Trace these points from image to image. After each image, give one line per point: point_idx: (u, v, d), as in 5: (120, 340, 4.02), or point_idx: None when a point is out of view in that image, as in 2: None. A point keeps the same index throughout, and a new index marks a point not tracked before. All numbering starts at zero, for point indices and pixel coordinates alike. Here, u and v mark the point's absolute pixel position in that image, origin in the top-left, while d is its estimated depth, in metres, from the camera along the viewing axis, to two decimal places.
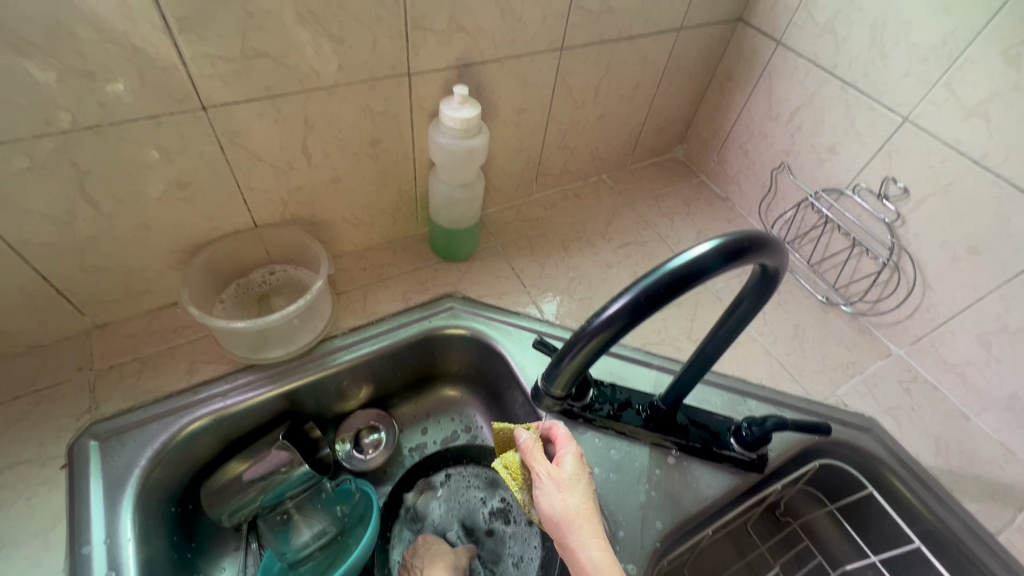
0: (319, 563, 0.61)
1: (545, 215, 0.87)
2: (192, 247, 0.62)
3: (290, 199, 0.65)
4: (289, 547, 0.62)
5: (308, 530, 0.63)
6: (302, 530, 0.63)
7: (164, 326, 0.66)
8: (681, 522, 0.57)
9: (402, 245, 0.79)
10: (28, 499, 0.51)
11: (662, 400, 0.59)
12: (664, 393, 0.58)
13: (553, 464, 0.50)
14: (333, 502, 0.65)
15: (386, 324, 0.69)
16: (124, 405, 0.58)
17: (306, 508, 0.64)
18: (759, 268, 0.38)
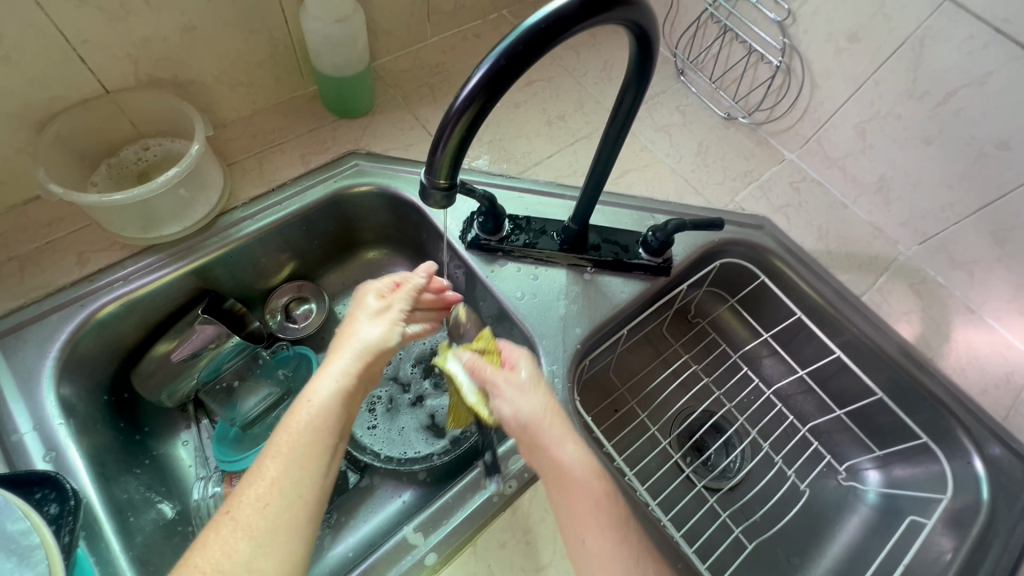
0: (270, 422, 0.65)
1: (445, 59, 0.82)
2: (36, 125, 0.55)
3: (141, 56, 0.57)
4: (237, 415, 0.65)
5: (254, 397, 0.66)
6: (248, 398, 0.66)
7: (37, 221, 0.60)
8: (599, 325, 0.63)
9: (292, 106, 0.72)
10: None
11: (575, 220, 0.62)
12: (574, 211, 0.61)
13: (509, 372, 0.51)
14: (274, 368, 0.67)
15: (289, 190, 0.66)
16: (14, 304, 0.55)
17: (247, 378, 0.66)
18: (634, 54, 0.40)
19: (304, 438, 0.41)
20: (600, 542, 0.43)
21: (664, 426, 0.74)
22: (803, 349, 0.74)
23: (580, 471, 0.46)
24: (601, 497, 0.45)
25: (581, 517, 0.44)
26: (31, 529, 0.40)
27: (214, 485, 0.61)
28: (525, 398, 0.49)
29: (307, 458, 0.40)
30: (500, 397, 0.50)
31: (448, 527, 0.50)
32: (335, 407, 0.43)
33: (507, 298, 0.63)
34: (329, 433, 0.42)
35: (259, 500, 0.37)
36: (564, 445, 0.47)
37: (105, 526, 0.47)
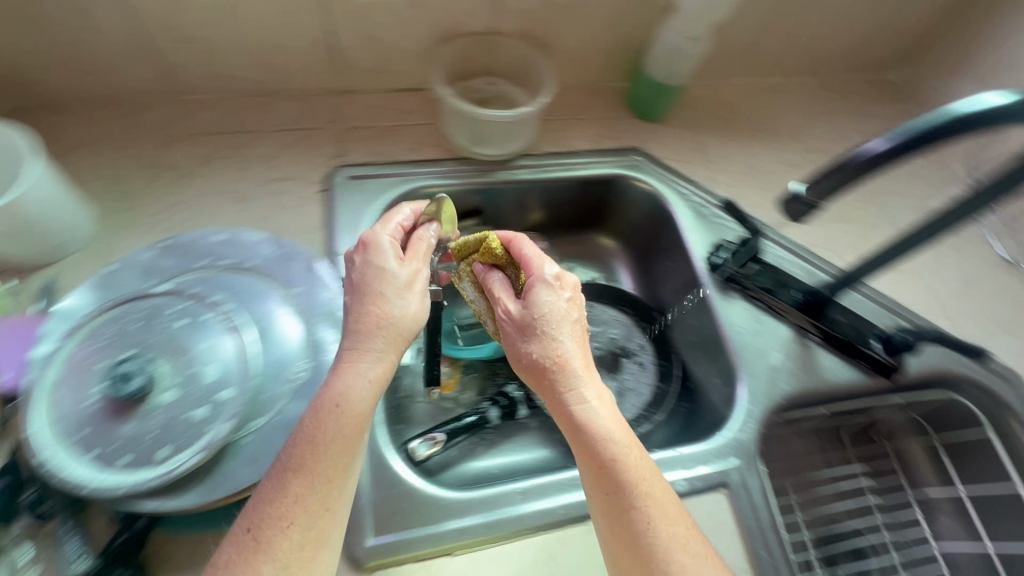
0: (477, 333, 0.75)
1: (739, 101, 0.86)
2: (439, 38, 0.69)
3: (533, 14, 0.69)
4: (455, 316, 0.75)
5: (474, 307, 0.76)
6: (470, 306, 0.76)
7: (395, 106, 0.75)
8: (805, 391, 0.63)
9: (600, 93, 0.82)
10: (297, 206, 0.65)
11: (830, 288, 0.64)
12: (836, 282, 0.63)
13: (506, 300, 0.52)
14: None
15: (576, 158, 0.76)
16: (364, 160, 0.70)
17: None
18: None
19: (334, 427, 0.40)
20: (627, 513, 0.42)
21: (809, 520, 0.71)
22: (1001, 524, 0.67)
23: (597, 428, 0.44)
24: (621, 467, 0.43)
25: (598, 486, 0.43)
26: None
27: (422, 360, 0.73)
28: (540, 346, 0.48)
29: (338, 451, 0.39)
30: (523, 340, 0.49)
31: None
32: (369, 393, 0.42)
33: (727, 326, 0.66)
34: (352, 410, 0.41)
35: (282, 519, 0.37)
36: (597, 408, 0.45)
37: None
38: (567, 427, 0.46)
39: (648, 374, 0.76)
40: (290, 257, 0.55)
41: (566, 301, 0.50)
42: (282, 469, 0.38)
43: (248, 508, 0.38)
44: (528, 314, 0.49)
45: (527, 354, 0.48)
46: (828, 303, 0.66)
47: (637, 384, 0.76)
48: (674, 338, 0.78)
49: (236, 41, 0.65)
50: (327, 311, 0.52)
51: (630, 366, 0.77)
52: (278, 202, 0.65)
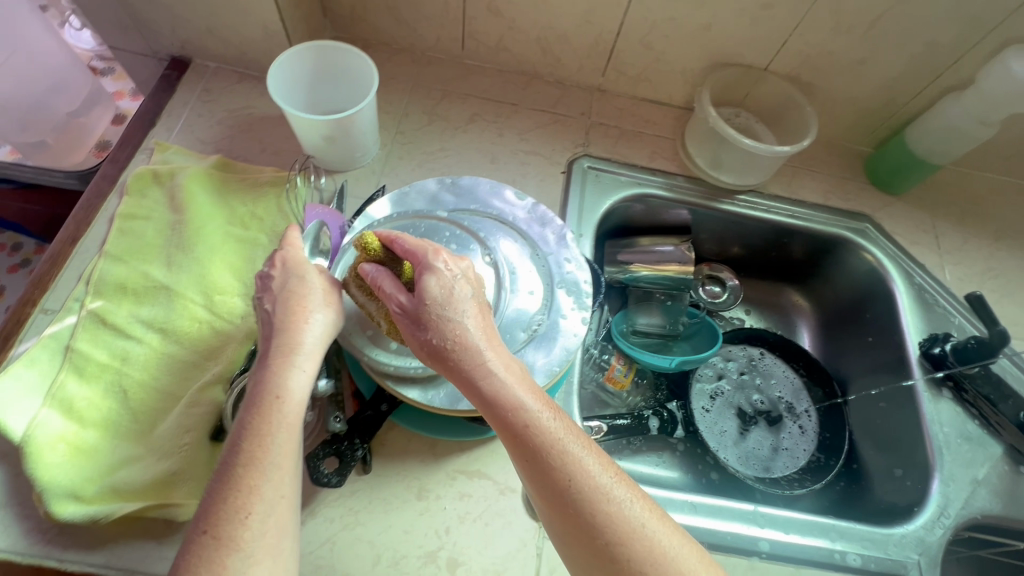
0: (653, 343, 0.76)
1: (990, 198, 0.80)
2: (712, 62, 0.72)
3: (812, 60, 0.70)
4: (637, 320, 0.77)
5: (655, 319, 0.77)
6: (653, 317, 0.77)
7: (641, 114, 0.79)
8: (1008, 516, 0.58)
9: (840, 151, 0.80)
10: (540, 180, 0.71)
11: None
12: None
13: (405, 293, 0.43)
14: (679, 312, 0.78)
15: (803, 208, 0.76)
16: (604, 154, 0.75)
17: (660, 303, 0.78)
18: None
19: (546, 492, 0.37)
20: (581, 513, 0.36)
21: None
22: None
23: (511, 397, 0.39)
24: (542, 432, 0.38)
25: (580, 532, 0.36)
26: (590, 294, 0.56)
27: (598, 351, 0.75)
28: (444, 328, 0.42)
29: (538, 481, 0.37)
30: (423, 331, 0.42)
31: (785, 533, 0.55)
32: (503, 386, 0.40)
33: (931, 420, 0.63)
34: (530, 418, 0.38)
35: (241, 512, 0.34)
36: (576, 447, 0.38)
37: None
38: (507, 434, 0.39)
39: (809, 440, 0.73)
40: (545, 222, 0.60)
41: (458, 280, 0.43)
42: (232, 464, 0.36)
43: (203, 510, 0.35)
44: (419, 301, 0.42)
45: (424, 342, 0.42)
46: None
47: (795, 448, 0.73)
48: (850, 415, 0.73)
49: (535, 24, 0.72)
50: (569, 280, 0.57)
51: (793, 428, 0.75)
52: (525, 171, 0.72)
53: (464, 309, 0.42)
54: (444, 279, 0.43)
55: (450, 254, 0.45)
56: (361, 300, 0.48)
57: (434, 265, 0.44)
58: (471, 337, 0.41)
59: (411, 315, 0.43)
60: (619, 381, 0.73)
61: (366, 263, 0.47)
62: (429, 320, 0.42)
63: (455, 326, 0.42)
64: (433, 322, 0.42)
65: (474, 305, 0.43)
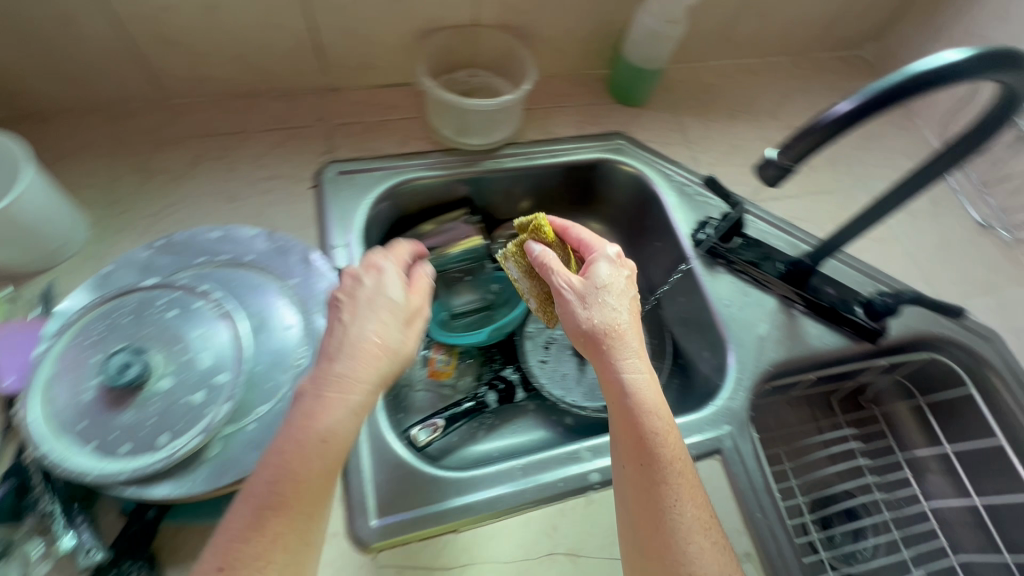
0: (474, 321, 0.76)
1: (719, 83, 0.88)
2: (421, 31, 0.70)
3: (511, 5, 0.70)
4: (450, 305, 0.76)
5: (467, 297, 0.77)
6: (463, 296, 0.77)
7: (381, 102, 0.76)
8: (792, 358, 0.65)
9: (581, 81, 0.83)
10: (289, 203, 0.66)
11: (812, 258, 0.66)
12: (817, 250, 0.65)
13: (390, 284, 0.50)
14: (489, 282, 0.78)
15: (560, 145, 0.77)
16: (353, 155, 0.71)
17: (468, 280, 0.77)
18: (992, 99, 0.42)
19: (638, 474, 0.47)
20: (663, 507, 0.46)
21: (804, 483, 0.74)
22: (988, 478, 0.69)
23: (643, 402, 0.50)
24: (660, 443, 0.48)
25: (648, 525, 0.46)
26: None
27: (420, 347, 0.74)
28: (610, 313, 0.55)
29: (649, 478, 0.47)
30: (573, 305, 0.56)
31: (617, 456, 0.56)
32: (642, 395, 0.50)
33: (714, 300, 0.68)
34: (685, 465, 0.48)
35: (259, 560, 0.36)
36: (659, 422, 0.49)
37: None
38: (635, 448, 0.48)
39: None
40: (286, 249, 0.56)
41: (622, 276, 0.57)
42: (260, 508, 0.37)
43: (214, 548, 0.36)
44: (590, 284, 0.56)
45: (585, 325, 0.54)
46: (809, 273, 0.67)
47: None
48: (663, 316, 0.78)
49: (221, 44, 0.65)
50: (324, 301, 0.53)
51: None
52: (270, 199, 0.66)
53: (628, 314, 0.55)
54: (608, 272, 0.57)
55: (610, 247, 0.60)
56: (517, 275, 0.66)
57: (604, 270, 0.57)
58: (622, 327, 0.54)
59: (579, 294, 0.56)
60: (444, 369, 0.74)
61: (535, 241, 0.63)
62: (591, 295, 0.56)
63: (581, 288, 0.56)
64: (596, 304, 0.55)
65: (631, 302, 0.57)
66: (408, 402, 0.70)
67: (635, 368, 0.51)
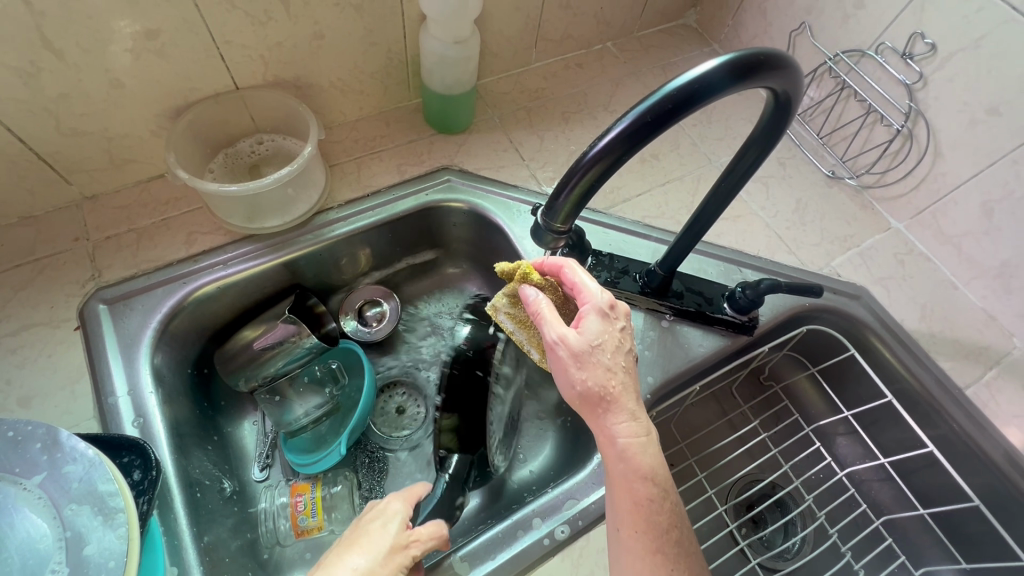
0: (318, 431, 0.65)
1: (545, 85, 0.82)
2: (171, 110, 0.59)
3: (271, 58, 0.60)
4: (285, 421, 0.65)
5: (320, 396, 0.67)
6: (315, 396, 0.67)
7: (155, 197, 0.64)
8: (671, 376, 0.60)
9: (394, 117, 0.74)
10: (48, 357, 0.54)
11: (662, 266, 0.60)
12: (665, 256, 0.59)
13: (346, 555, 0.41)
14: (341, 372, 0.68)
15: (382, 198, 0.68)
16: (126, 273, 0.59)
17: (316, 375, 0.68)
18: (772, 96, 0.37)
19: (633, 541, 0.43)
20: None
21: (721, 491, 0.70)
22: (888, 433, 0.68)
23: (637, 464, 0.44)
24: (656, 509, 0.43)
25: None
26: (118, 493, 0.42)
27: (281, 494, 0.63)
28: (585, 370, 0.45)
29: (645, 546, 0.43)
30: (559, 362, 0.46)
31: (494, 562, 0.50)
32: (633, 454, 0.44)
33: None
34: (682, 534, 0.44)
35: None
36: (650, 487, 0.44)
37: (177, 499, 0.49)
38: (630, 513, 0.44)
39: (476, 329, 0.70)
40: (20, 439, 0.43)
41: (619, 330, 0.47)
42: None
43: None
44: (589, 342, 0.45)
45: (577, 388, 0.45)
46: (668, 279, 0.61)
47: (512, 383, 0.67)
48: None
49: None
50: (82, 495, 0.42)
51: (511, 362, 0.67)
52: (22, 358, 0.53)
53: (609, 361, 0.46)
54: (595, 326, 0.46)
55: (588, 283, 0.48)
56: (512, 325, 0.55)
57: (586, 323, 0.46)
58: (616, 386, 0.45)
59: (570, 349, 0.45)
60: (315, 522, 0.59)
61: (527, 288, 0.49)
62: (581, 349, 0.45)
63: (577, 341, 0.45)
64: (591, 364, 0.45)
65: (624, 354, 0.47)
66: (276, 567, 0.59)
67: (631, 429, 0.45)
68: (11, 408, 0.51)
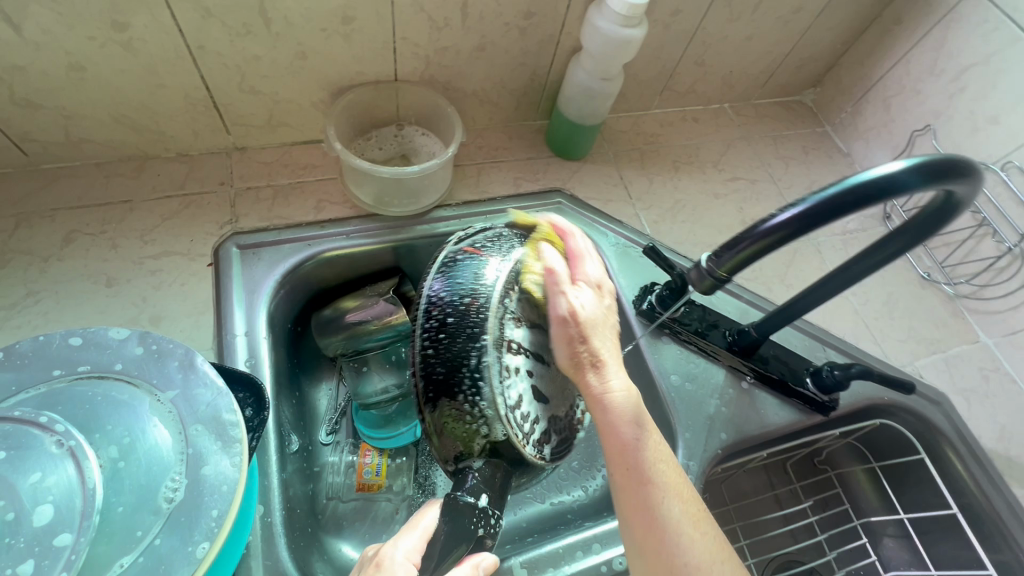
0: (387, 409, 0.67)
1: (661, 132, 0.85)
2: (336, 87, 0.64)
3: (434, 59, 0.65)
4: (361, 393, 0.68)
5: (380, 382, 0.68)
6: (375, 381, 0.68)
7: (295, 161, 0.69)
8: (744, 438, 0.61)
9: (518, 132, 0.78)
10: (181, 284, 0.58)
11: (723, 269, 0.39)
12: (720, 250, 0.38)
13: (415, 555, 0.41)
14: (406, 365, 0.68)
15: (497, 205, 0.71)
16: (260, 224, 0.63)
17: (380, 362, 0.68)
18: (941, 196, 0.38)
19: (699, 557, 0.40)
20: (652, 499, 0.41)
21: (759, 562, 0.69)
22: (943, 546, 0.66)
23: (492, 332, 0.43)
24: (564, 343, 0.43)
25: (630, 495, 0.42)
26: (237, 424, 0.45)
27: (348, 453, 0.67)
28: (449, 283, 0.45)
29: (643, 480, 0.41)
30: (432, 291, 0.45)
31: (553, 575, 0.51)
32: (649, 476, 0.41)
33: (661, 377, 0.63)
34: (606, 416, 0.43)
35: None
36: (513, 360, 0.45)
37: (271, 443, 0.53)
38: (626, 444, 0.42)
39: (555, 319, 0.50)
40: (163, 354, 0.47)
41: (490, 261, 0.46)
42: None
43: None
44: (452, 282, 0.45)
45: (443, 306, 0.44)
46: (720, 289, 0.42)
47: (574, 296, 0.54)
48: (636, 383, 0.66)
49: (97, 106, 0.57)
50: (206, 418, 0.45)
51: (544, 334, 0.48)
52: (157, 281, 0.58)
53: (609, 358, 0.44)
54: (590, 305, 0.44)
55: (446, 286, 0.45)
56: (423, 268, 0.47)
57: (575, 297, 0.44)
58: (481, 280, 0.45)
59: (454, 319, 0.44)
60: (377, 480, 0.64)
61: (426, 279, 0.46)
62: (573, 326, 0.43)
63: (572, 317, 0.43)
64: (441, 279, 0.45)
65: (613, 325, 0.45)
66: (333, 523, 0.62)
67: (474, 296, 0.44)
68: (143, 323, 0.55)
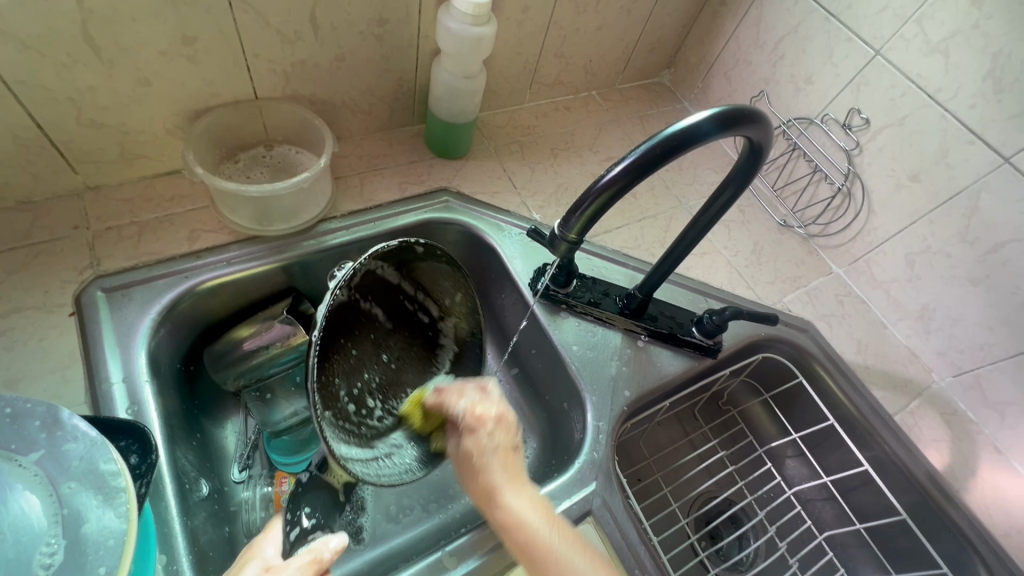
0: (302, 433, 0.66)
1: (537, 123, 0.90)
2: (191, 112, 0.62)
3: (294, 74, 0.64)
4: (270, 421, 0.66)
5: (290, 407, 0.67)
6: (284, 407, 0.67)
7: (160, 195, 0.65)
8: (646, 391, 0.66)
9: (397, 138, 0.79)
10: (40, 340, 0.53)
11: (573, 232, 0.43)
12: (568, 214, 0.43)
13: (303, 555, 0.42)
14: None
15: (384, 211, 0.72)
16: (125, 264, 0.59)
17: (288, 387, 0.67)
18: (748, 145, 0.45)
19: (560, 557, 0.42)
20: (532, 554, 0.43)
21: (684, 505, 0.74)
22: (830, 456, 0.75)
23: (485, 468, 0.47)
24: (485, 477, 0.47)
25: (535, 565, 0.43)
26: (120, 472, 0.42)
27: (264, 486, 0.64)
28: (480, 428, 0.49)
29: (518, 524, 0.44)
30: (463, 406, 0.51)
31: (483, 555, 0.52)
32: (520, 529, 0.44)
33: (564, 349, 0.67)
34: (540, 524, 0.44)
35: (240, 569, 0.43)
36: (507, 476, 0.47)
37: (168, 488, 0.50)
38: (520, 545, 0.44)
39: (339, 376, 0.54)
40: (20, 416, 0.43)
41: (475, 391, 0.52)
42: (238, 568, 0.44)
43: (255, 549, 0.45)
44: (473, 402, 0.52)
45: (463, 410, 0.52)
46: (575, 247, 0.46)
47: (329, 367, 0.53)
48: (545, 361, 0.70)
49: None
50: (81, 473, 0.42)
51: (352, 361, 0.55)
52: (11, 341, 0.53)
53: (498, 478, 0.46)
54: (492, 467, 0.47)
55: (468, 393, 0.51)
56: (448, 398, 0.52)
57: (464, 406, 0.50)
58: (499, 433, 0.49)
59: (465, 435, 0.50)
60: None
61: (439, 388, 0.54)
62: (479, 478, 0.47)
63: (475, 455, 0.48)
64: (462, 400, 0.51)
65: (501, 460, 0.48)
66: None
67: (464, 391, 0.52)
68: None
